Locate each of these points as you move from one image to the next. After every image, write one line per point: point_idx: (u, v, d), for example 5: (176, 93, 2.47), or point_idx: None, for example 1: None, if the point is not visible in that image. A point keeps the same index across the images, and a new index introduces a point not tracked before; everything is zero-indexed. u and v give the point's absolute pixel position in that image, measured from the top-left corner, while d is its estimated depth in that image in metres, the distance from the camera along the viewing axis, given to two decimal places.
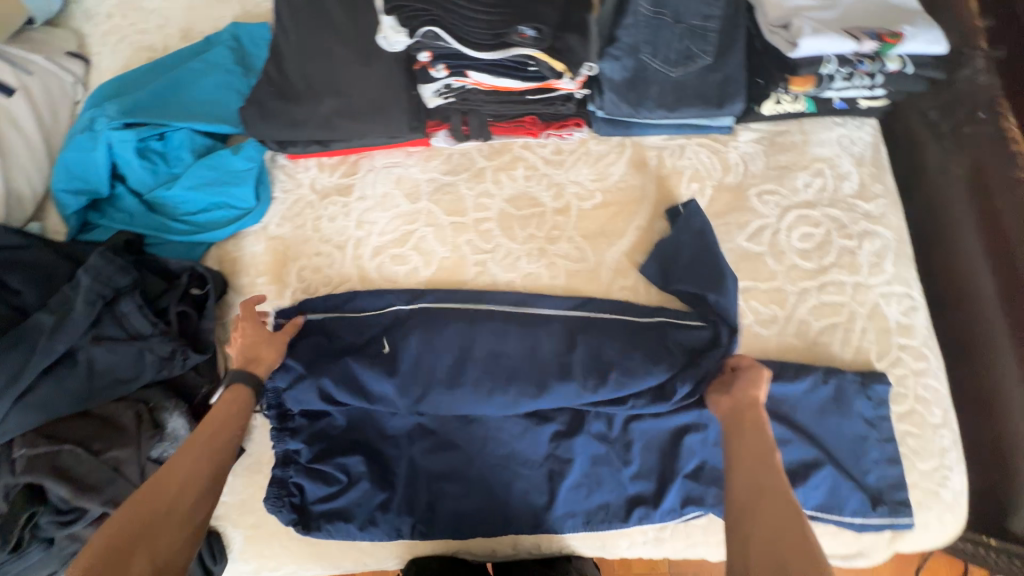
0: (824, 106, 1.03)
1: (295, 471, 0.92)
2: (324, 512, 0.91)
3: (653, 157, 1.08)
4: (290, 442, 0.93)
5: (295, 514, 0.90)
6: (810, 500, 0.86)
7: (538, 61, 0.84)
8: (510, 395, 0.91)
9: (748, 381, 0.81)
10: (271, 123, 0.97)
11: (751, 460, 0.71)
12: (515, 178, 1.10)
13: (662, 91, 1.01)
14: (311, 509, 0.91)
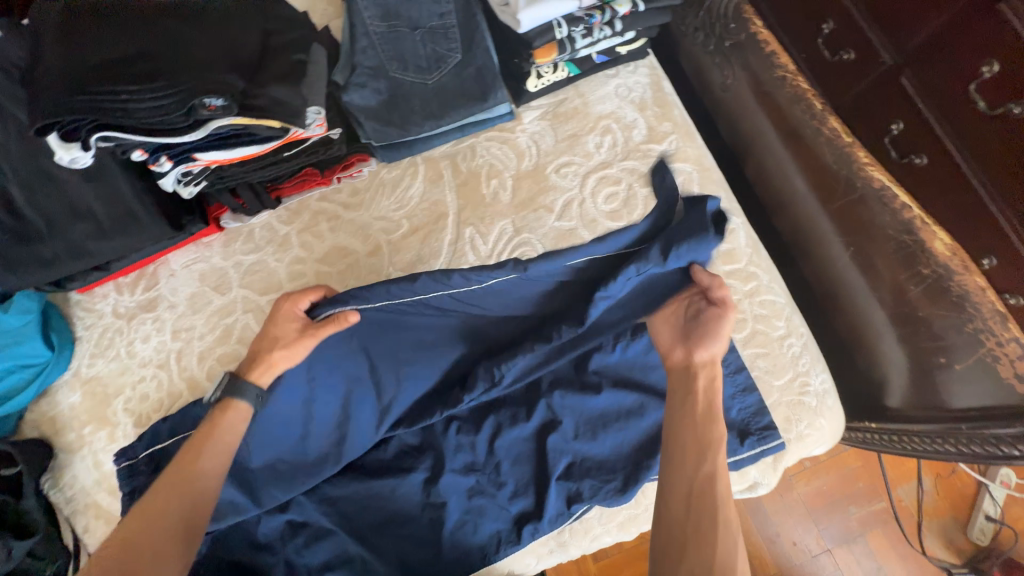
0: (587, 65, 1.02)
1: None
2: None
3: (448, 167, 1.05)
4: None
5: None
6: None
7: (247, 126, 0.77)
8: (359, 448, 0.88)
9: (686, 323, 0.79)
10: (22, 271, 0.90)
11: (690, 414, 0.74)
12: (321, 233, 1.04)
13: (425, 102, 0.98)
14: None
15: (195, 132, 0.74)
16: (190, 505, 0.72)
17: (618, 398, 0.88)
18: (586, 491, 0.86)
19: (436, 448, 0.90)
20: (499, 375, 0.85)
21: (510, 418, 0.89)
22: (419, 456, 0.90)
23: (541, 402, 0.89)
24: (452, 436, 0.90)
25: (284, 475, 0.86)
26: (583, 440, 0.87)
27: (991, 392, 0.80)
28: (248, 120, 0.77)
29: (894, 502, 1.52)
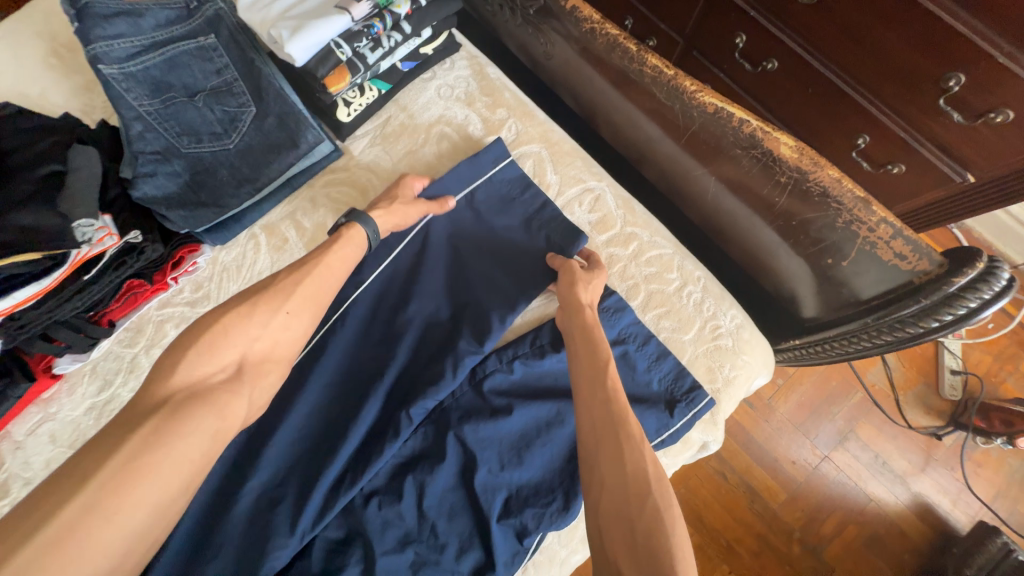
0: (398, 76, 0.95)
1: None
2: None
3: (290, 227, 0.94)
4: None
5: None
6: None
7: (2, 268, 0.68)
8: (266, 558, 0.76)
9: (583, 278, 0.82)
10: None
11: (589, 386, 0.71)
12: (171, 344, 0.91)
13: (234, 170, 0.89)
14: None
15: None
16: (254, 341, 0.69)
17: (532, 410, 0.83)
18: (532, 522, 0.78)
19: (362, 534, 0.80)
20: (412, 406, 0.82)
21: (429, 471, 0.81)
22: (347, 549, 0.80)
23: (450, 437, 0.82)
24: (376, 514, 0.80)
25: None
26: (511, 466, 0.81)
27: (885, 276, 0.78)
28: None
29: (868, 389, 1.50)
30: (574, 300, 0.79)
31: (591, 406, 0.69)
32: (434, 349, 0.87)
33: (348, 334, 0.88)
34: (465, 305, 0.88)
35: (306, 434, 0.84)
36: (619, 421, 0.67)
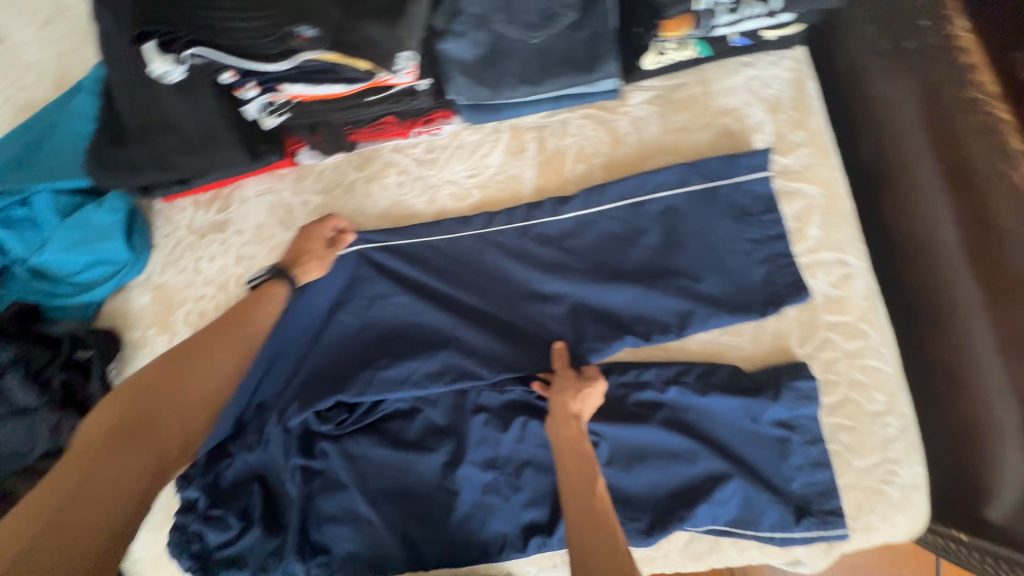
0: (722, 47, 0.86)
1: (193, 518, 0.88)
2: (223, 559, 0.88)
3: (533, 140, 0.95)
4: (186, 489, 0.90)
5: (194, 561, 0.87)
6: (719, 517, 0.76)
7: (335, 63, 0.73)
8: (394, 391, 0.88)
9: (570, 396, 0.77)
10: (113, 173, 0.93)
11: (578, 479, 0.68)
12: (388, 187, 1.00)
13: (524, 65, 0.88)
14: (203, 562, 0.87)
15: (283, 61, 0.70)
16: (200, 395, 0.79)
17: (665, 435, 0.78)
18: None
19: (459, 435, 0.86)
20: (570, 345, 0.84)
21: (540, 423, 0.84)
22: (441, 438, 0.87)
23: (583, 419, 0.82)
24: (479, 426, 0.85)
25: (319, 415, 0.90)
26: (615, 470, 0.79)
27: None
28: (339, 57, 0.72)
29: None
30: (562, 409, 0.76)
31: (570, 474, 0.69)
32: (602, 324, 0.84)
33: (534, 265, 0.89)
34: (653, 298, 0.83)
35: (457, 327, 0.89)
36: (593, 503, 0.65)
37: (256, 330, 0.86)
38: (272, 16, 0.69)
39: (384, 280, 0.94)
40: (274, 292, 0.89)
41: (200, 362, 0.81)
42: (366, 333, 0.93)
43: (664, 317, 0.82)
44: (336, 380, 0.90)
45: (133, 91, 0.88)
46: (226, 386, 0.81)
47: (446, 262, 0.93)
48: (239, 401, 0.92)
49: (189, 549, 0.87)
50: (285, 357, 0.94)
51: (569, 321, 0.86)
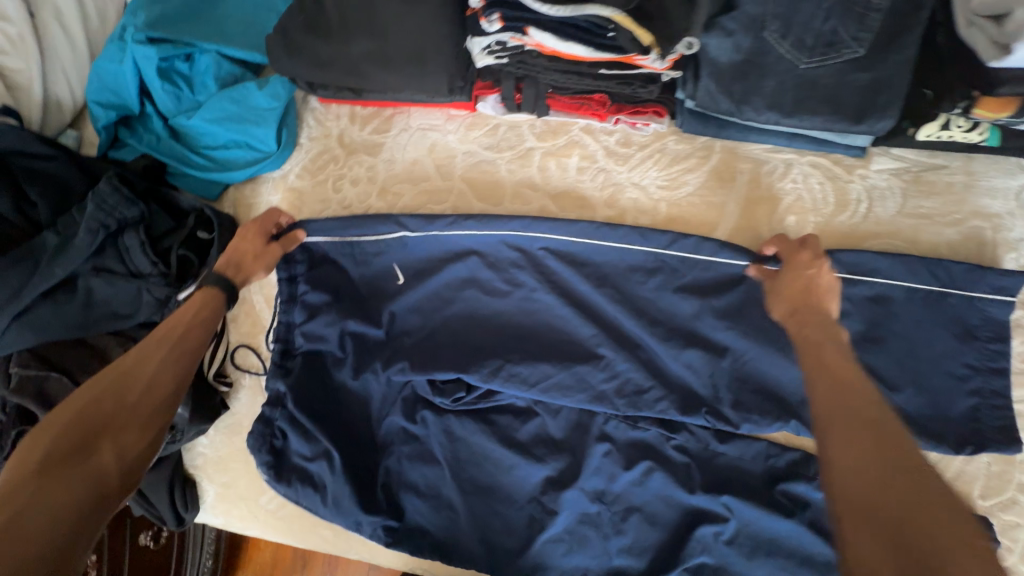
0: (1014, 143, 0.73)
1: (281, 414, 0.86)
2: (298, 469, 0.84)
3: (746, 171, 0.85)
4: (280, 381, 0.87)
5: (270, 457, 0.85)
6: None
7: (618, 27, 0.65)
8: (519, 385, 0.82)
9: (801, 271, 0.71)
10: (297, 60, 0.84)
11: (860, 426, 0.52)
12: (567, 168, 0.91)
13: (780, 89, 0.77)
14: (279, 468, 0.84)
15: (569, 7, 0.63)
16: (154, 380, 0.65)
17: (803, 536, 0.72)
18: None
19: (574, 455, 0.80)
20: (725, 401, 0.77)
21: (665, 476, 0.77)
22: (553, 451, 0.81)
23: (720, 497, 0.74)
24: (598, 456, 0.79)
25: (433, 385, 0.84)
26: (737, 552, 0.74)
27: None
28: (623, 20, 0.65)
29: None
30: (795, 279, 0.71)
31: (845, 446, 0.51)
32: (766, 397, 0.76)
33: (708, 308, 0.81)
34: None
35: (604, 344, 0.82)
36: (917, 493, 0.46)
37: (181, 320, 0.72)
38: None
39: (540, 265, 0.87)
40: (251, 242, 0.84)
41: (114, 374, 0.63)
42: (504, 314, 0.87)
43: None
44: (459, 352, 0.84)
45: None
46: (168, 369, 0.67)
47: (609, 271, 0.85)
48: (356, 320, 0.88)
49: (270, 448, 0.85)
50: (412, 310, 0.89)
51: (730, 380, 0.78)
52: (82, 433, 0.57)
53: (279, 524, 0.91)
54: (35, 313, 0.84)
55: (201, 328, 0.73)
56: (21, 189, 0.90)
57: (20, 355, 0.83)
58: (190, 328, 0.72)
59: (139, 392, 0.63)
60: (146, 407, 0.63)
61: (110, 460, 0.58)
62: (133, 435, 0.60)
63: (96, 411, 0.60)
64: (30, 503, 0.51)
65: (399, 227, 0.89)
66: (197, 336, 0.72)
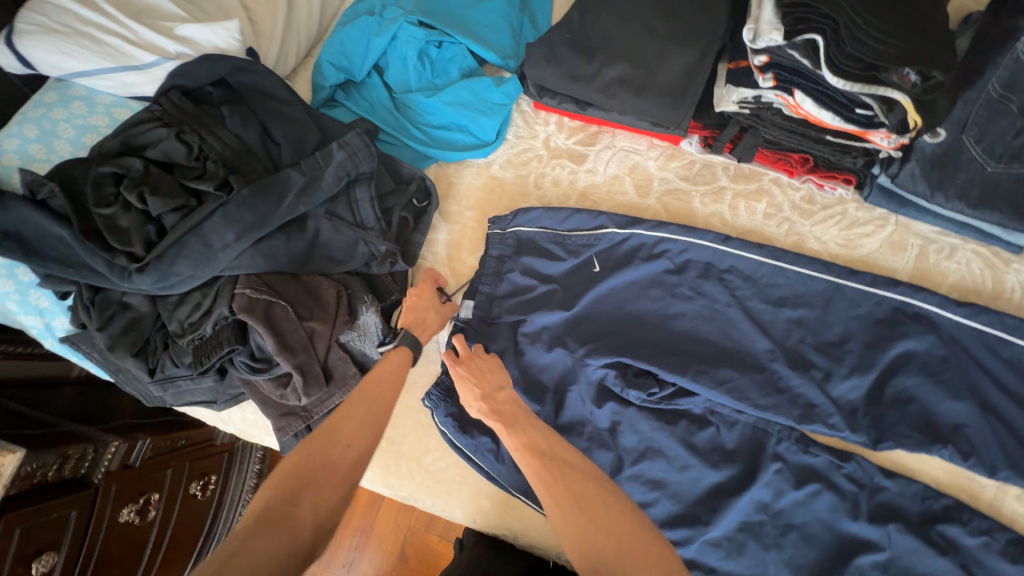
0: None
1: None
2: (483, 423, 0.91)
3: (916, 245, 0.97)
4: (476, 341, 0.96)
5: (453, 410, 0.92)
6: None
7: (894, 106, 0.76)
8: (704, 393, 0.89)
9: (900, 458, 0.87)
10: (555, 69, 0.96)
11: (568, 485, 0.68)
12: (755, 212, 1.02)
13: (968, 183, 0.91)
14: (457, 419, 0.91)
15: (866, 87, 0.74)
16: (377, 411, 0.77)
17: None
18: None
19: (744, 465, 0.87)
20: (887, 442, 0.84)
21: (827, 499, 0.84)
22: (726, 459, 0.88)
23: (880, 525, 0.82)
24: (769, 471, 0.86)
25: (625, 377, 0.91)
26: None
27: None
28: (906, 105, 0.75)
29: None
30: (891, 462, 0.87)
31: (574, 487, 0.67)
32: (929, 442, 0.84)
33: (879, 358, 0.89)
34: (992, 450, 0.83)
35: (781, 371, 0.90)
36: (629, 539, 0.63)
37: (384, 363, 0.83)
38: (887, 50, 0.74)
39: (723, 292, 0.95)
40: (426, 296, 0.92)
41: (324, 430, 0.72)
42: (687, 326, 0.94)
43: (995, 468, 0.82)
44: (649, 354, 0.91)
45: (628, 26, 0.95)
46: (389, 395, 0.79)
47: (789, 309, 0.94)
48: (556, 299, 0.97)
49: (456, 401, 0.92)
50: (603, 297, 0.97)
51: (896, 423, 0.86)
52: (298, 485, 0.65)
53: (432, 486, 0.95)
54: (271, 242, 0.89)
55: (391, 381, 0.81)
56: (267, 128, 0.97)
57: (248, 278, 0.87)
58: (382, 383, 0.80)
59: (341, 447, 0.71)
60: (343, 465, 0.70)
61: (308, 516, 0.64)
62: (328, 491, 0.67)
63: (309, 462, 0.68)
64: (241, 551, 0.59)
65: (606, 219, 0.99)
66: (392, 394, 0.80)
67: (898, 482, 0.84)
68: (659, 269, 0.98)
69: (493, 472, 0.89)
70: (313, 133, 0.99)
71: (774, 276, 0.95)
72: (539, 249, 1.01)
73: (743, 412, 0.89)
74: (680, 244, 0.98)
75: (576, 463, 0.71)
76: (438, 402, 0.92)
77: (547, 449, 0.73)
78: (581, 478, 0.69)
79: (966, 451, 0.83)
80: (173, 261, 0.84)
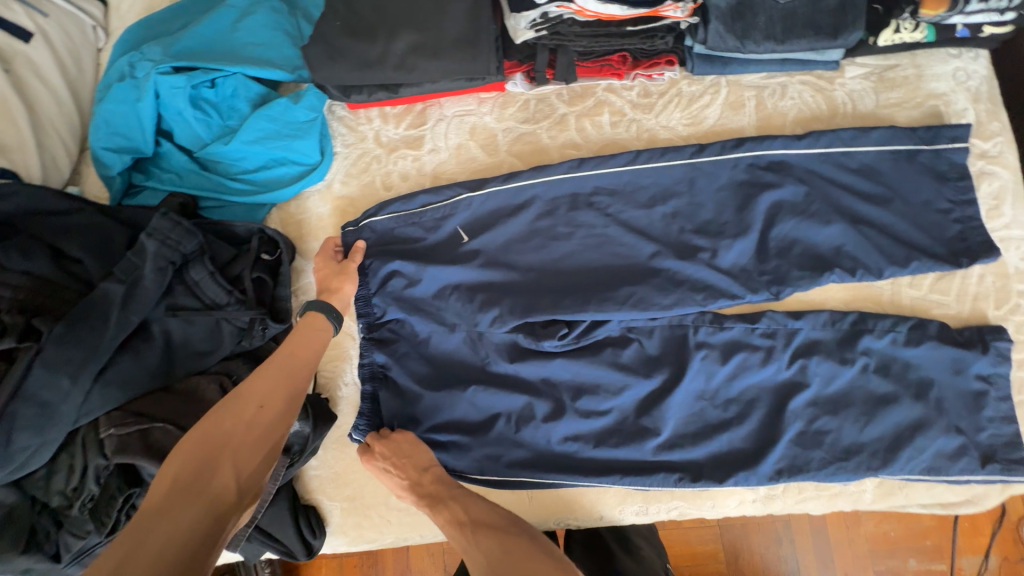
0: (945, 35, 0.93)
1: (381, 383, 0.90)
2: (436, 424, 0.88)
3: (751, 98, 0.99)
4: (377, 355, 0.91)
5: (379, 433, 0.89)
6: (915, 464, 0.84)
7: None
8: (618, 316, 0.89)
9: (808, 295, 0.91)
10: (339, 63, 0.87)
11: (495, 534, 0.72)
12: (601, 126, 1.00)
13: (770, 21, 0.92)
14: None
15: None
16: (297, 378, 0.75)
17: (869, 380, 0.86)
18: (813, 463, 0.84)
19: (677, 364, 0.89)
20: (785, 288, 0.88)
21: (758, 362, 0.88)
22: (659, 366, 0.89)
23: (796, 361, 0.87)
24: (699, 361, 0.88)
25: (535, 333, 0.89)
26: (825, 411, 0.85)
27: None
28: None
29: None
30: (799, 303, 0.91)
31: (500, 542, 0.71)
32: (821, 271, 0.88)
33: (754, 215, 0.91)
34: (873, 255, 0.88)
35: (677, 266, 0.91)
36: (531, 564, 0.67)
37: (299, 339, 0.81)
38: None
39: (598, 216, 0.95)
40: (330, 270, 0.90)
41: (233, 396, 0.70)
42: (581, 262, 0.93)
43: (880, 268, 0.88)
44: (554, 304, 0.89)
45: None
46: (312, 363, 0.79)
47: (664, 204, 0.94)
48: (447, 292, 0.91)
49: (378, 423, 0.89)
50: (493, 269, 0.93)
51: (789, 268, 0.89)
52: (212, 448, 0.63)
53: (411, 521, 0.91)
54: (117, 368, 0.78)
55: (310, 351, 0.80)
56: (59, 248, 0.84)
57: (109, 416, 0.77)
58: (300, 351, 0.79)
59: (259, 406, 0.69)
60: (266, 428, 0.68)
61: (230, 479, 0.62)
62: (241, 462, 0.64)
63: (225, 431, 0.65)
64: (159, 523, 0.56)
65: (462, 189, 0.95)
66: (308, 357, 0.79)
67: (810, 318, 0.88)
68: (529, 217, 0.95)
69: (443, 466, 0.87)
70: (118, 233, 0.87)
71: (637, 180, 0.95)
72: (412, 249, 0.94)
73: (657, 318, 0.90)
74: (542, 185, 0.95)
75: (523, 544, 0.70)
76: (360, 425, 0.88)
77: (491, 540, 0.71)
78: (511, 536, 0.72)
79: (854, 265, 0.88)
80: (7, 439, 0.72)
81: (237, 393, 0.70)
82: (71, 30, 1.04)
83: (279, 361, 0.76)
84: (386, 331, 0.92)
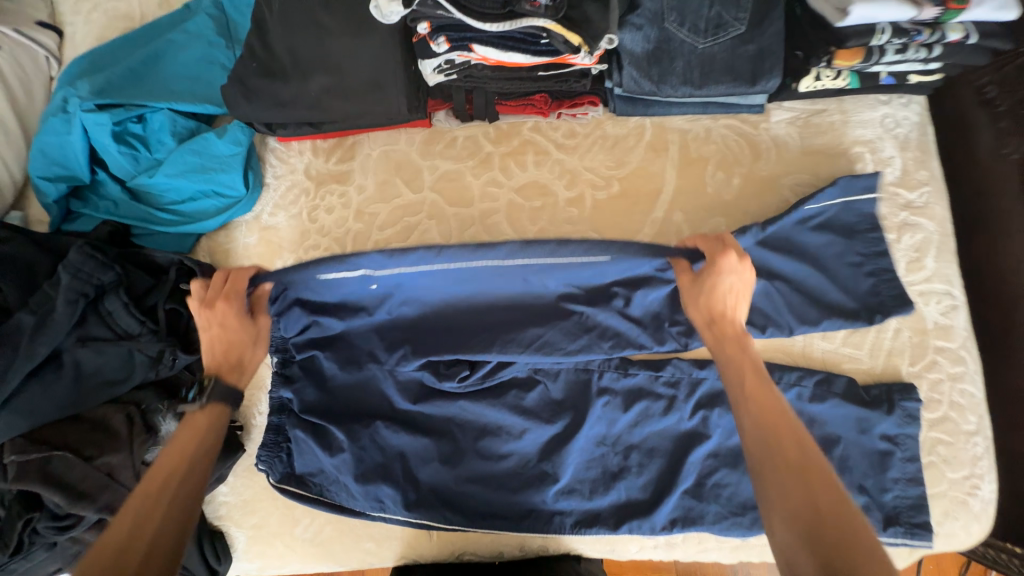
0: (870, 82, 0.91)
1: (289, 419, 0.91)
2: (335, 464, 0.88)
3: (675, 140, 0.98)
4: (283, 389, 0.92)
5: (285, 469, 0.90)
6: None
7: (550, 33, 0.77)
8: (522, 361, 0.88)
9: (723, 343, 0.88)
10: (255, 103, 0.89)
11: (772, 442, 0.61)
12: (526, 167, 0.99)
13: (687, 67, 0.91)
14: (293, 476, 0.90)
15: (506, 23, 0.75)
16: (197, 476, 0.70)
17: None
18: (707, 516, 0.85)
19: (578, 410, 0.89)
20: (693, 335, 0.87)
21: (660, 411, 0.88)
22: (559, 411, 0.89)
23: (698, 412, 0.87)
24: (599, 408, 0.88)
25: (438, 372, 0.90)
26: (724, 463, 0.86)
27: None
28: (558, 27, 0.77)
29: None
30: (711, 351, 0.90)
31: (772, 448, 0.61)
32: None
33: None
34: (784, 308, 0.87)
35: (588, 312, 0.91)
36: (828, 489, 0.56)
37: (192, 431, 0.74)
38: None
39: None
40: (241, 326, 0.81)
41: (126, 514, 0.63)
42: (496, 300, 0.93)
43: (791, 322, 0.86)
44: (459, 346, 0.89)
45: (309, 32, 0.90)
46: (212, 455, 0.73)
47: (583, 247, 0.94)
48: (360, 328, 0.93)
49: (286, 457, 0.91)
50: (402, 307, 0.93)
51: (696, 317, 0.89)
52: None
53: (315, 551, 0.93)
54: (25, 396, 0.81)
55: (206, 441, 0.74)
56: None
57: (14, 443, 0.80)
58: (196, 445, 0.72)
59: (157, 527, 0.63)
60: (166, 542, 0.63)
61: None
62: None
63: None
64: None
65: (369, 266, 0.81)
66: (205, 452, 0.73)
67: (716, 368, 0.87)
68: (443, 280, 0.84)
69: (344, 503, 0.89)
70: (43, 264, 0.91)
71: (554, 224, 0.96)
72: None
73: (562, 361, 0.89)
74: (460, 224, 0.97)
75: (798, 428, 0.62)
76: (269, 460, 0.90)
77: (785, 427, 0.62)
78: (808, 457, 0.59)
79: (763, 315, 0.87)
80: None
81: (124, 515, 0.63)
82: (24, 60, 1.09)
83: (173, 461, 0.70)
84: (294, 367, 0.92)
